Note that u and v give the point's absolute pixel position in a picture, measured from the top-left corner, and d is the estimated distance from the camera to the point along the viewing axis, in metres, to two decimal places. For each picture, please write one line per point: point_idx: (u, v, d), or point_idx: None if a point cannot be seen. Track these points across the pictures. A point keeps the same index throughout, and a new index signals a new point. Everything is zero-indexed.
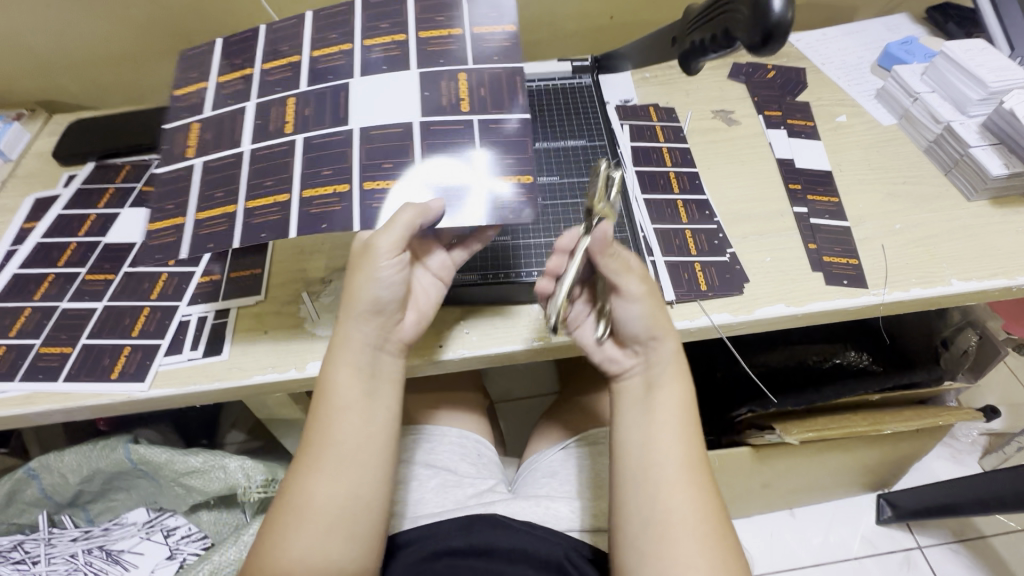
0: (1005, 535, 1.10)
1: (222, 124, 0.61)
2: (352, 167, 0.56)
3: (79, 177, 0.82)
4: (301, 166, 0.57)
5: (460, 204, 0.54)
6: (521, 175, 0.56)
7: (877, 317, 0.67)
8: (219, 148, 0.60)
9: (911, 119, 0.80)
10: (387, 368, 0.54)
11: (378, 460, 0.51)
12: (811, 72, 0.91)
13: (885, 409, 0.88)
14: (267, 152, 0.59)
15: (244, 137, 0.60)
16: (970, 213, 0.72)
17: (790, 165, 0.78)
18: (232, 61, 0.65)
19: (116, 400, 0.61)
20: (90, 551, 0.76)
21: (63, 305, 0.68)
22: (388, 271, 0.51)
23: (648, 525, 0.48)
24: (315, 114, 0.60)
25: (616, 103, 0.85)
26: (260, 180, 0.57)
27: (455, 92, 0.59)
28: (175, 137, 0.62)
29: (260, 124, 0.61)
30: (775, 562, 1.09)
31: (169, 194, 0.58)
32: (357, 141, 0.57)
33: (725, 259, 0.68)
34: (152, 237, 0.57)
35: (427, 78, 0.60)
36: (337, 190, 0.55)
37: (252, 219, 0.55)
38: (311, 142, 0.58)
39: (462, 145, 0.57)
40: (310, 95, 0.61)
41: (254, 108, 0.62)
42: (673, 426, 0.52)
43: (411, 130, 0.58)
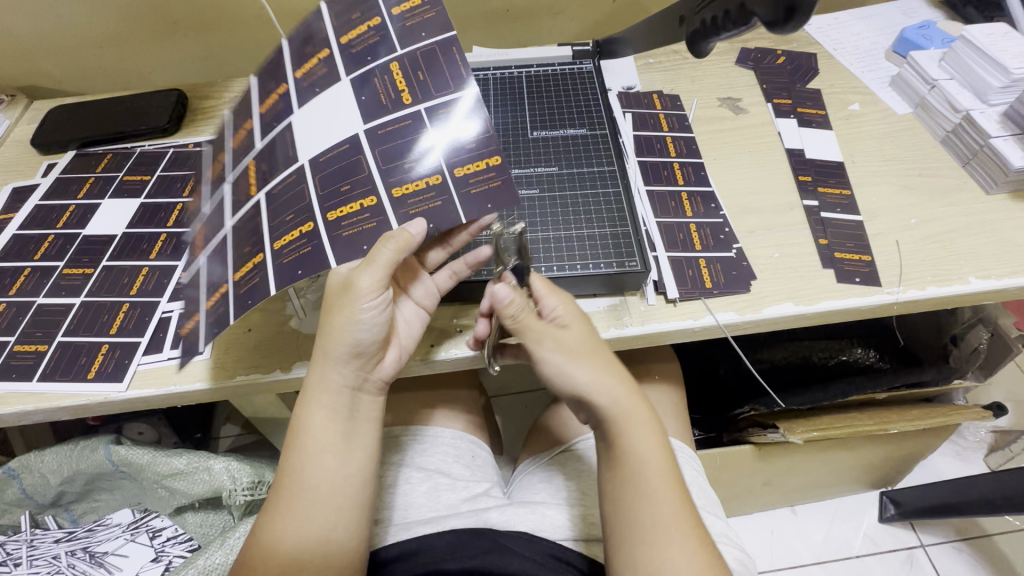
0: (1011, 534, 1.07)
1: (216, 217, 0.56)
2: (310, 199, 0.52)
3: (58, 166, 0.79)
4: (267, 221, 0.53)
5: (433, 209, 0.51)
6: (488, 155, 0.52)
7: (891, 316, 0.63)
8: (210, 241, 0.55)
9: (927, 108, 0.77)
10: (368, 408, 0.52)
11: (352, 504, 0.50)
12: (822, 58, 0.87)
13: (892, 408, 0.85)
14: (245, 221, 0.54)
15: (227, 216, 0.55)
16: (988, 207, 0.69)
17: (800, 155, 0.74)
18: (208, 149, 0.60)
19: (93, 401, 0.59)
20: (73, 553, 0.74)
21: (40, 301, 0.65)
22: (370, 312, 0.48)
23: (636, 553, 0.47)
24: (269, 160, 0.55)
25: (618, 90, 0.81)
26: (241, 248, 0.52)
27: (392, 87, 0.54)
28: (186, 244, 0.57)
29: (234, 197, 0.55)
30: (774, 560, 1.05)
31: (184, 298, 0.54)
32: (309, 173, 0.53)
33: (731, 254, 0.65)
34: (181, 339, 0.53)
35: (359, 83, 0.54)
36: (303, 229, 0.51)
37: (238, 290, 0.51)
38: (273, 193, 0.53)
39: (415, 141, 0.53)
40: (262, 146, 0.55)
41: (228, 185, 0.56)
42: (643, 451, 0.50)
43: (359, 143, 0.53)
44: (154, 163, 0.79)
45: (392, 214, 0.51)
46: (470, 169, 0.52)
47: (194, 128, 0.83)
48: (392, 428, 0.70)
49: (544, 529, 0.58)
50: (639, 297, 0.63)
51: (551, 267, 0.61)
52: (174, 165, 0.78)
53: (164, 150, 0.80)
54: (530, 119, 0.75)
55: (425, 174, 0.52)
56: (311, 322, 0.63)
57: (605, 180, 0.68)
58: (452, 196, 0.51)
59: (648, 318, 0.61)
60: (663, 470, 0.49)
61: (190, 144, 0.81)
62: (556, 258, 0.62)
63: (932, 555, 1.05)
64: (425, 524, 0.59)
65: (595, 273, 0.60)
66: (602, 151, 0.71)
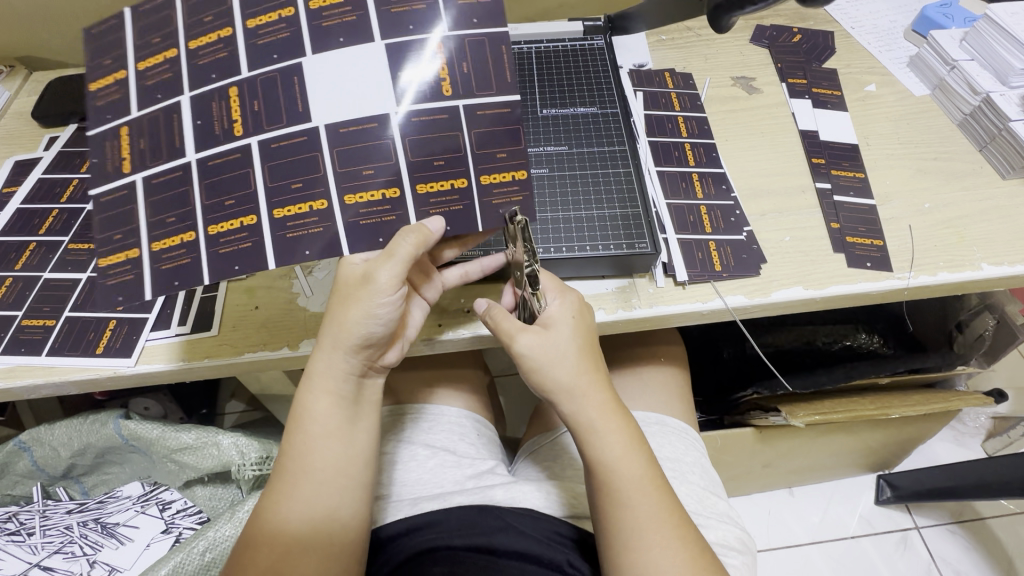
0: (1005, 518, 1.08)
1: (153, 128, 0.53)
2: (327, 175, 0.51)
3: (60, 139, 0.78)
4: (263, 177, 0.51)
5: (452, 212, 0.53)
6: (516, 169, 0.54)
7: (900, 302, 0.63)
8: (152, 164, 0.52)
9: (946, 89, 0.75)
10: (370, 391, 0.53)
11: (356, 483, 0.51)
12: (839, 37, 0.85)
13: (894, 392, 0.85)
14: (216, 162, 0.52)
15: (186, 146, 0.52)
16: (1004, 193, 0.68)
17: (814, 138, 0.73)
18: (149, 39, 0.53)
19: (101, 376, 0.59)
20: (84, 524, 0.75)
21: (46, 275, 0.65)
22: (386, 308, 0.49)
23: (621, 556, 0.48)
24: (266, 108, 0.52)
25: (629, 68, 0.79)
26: (218, 198, 0.51)
27: (433, 68, 0.52)
28: (107, 150, 0.53)
29: (201, 126, 0.52)
30: (771, 539, 1.07)
31: (114, 219, 0.52)
32: (325, 143, 0.51)
33: (741, 237, 0.65)
34: (105, 275, 0.52)
35: (394, 51, 0.52)
36: (313, 206, 0.51)
37: (219, 247, 0.51)
38: (267, 146, 0.51)
39: (450, 138, 0.53)
40: (255, 82, 0.52)
41: (189, 104, 0.52)
42: (619, 448, 0.49)
43: (388, 124, 0.52)
44: None
45: (413, 210, 0.52)
46: (498, 177, 0.53)
47: None
48: (396, 406, 0.71)
49: (547, 507, 0.59)
50: (647, 279, 0.62)
51: (552, 249, 0.61)
52: None
53: None
54: (539, 96, 0.73)
55: (453, 174, 0.53)
56: (317, 300, 0.63)
57: (615, 160, 0.67)
58: (473, 202, 0.53)
59: (657, 300, 0.61)
60: (639, 472, 0.49)
61: None
62: (562, 239, 0.61)
63: (927, 537, 1.06)
64: (432, 499, 0.60)
65: (603, 255, 0.60)
66: (612, 130, 0.69)
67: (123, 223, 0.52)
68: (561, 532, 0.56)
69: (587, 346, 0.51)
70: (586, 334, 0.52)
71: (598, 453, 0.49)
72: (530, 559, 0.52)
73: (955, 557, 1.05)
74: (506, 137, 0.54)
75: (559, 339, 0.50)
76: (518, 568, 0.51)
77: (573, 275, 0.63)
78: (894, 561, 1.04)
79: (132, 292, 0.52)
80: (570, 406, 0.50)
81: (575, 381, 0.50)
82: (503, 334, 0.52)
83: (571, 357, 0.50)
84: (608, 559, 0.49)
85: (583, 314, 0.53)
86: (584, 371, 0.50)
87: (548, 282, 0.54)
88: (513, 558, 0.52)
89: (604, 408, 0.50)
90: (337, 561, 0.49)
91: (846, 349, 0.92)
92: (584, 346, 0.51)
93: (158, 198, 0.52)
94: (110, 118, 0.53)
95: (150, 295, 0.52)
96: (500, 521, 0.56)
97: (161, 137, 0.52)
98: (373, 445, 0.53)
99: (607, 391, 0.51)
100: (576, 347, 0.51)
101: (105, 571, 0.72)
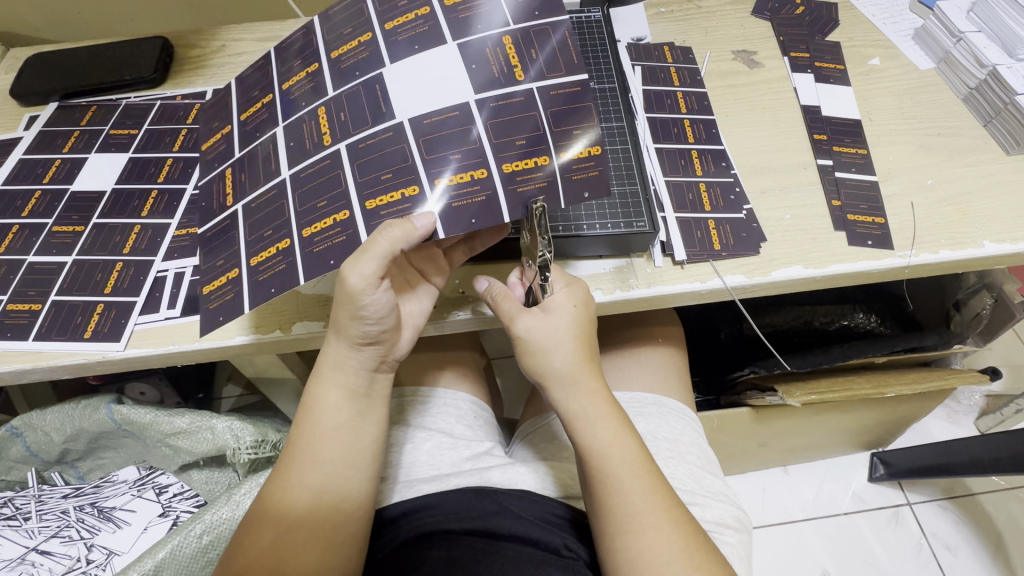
0: (995, 493, 1.09)
1: (252, 162, 0.56)
2: (417, 163, 0.49)
3: (41, 119, 0.75)
4: (352, 176, 0.50)
5: (541, 189, 0.49)
6: (592, 144, 0.50)
7: (900, 281, 0.63)
8: (252, 189, 0.55)
9: (951, 63, 0.74)
10: (383, 385, 0.53)
11: (365, 473, 0.51)
12: (843, 9, 0.82)
13: (890, 372, 0.84)
14: (309, 172, 0.52)
15: (280, 165, 0.54)
16: (1008, 168, 0.67)
17: (816, 113, 0.71)
18: (251, 93, 0.60)
19: (90, 360, 0.58)
20: (81, 508, 0.75)
21: (31, 259, 0.63)
22: (375, 306, 0.47)
23: (612, 544, 0.48)
24: (351, 116, 0.53)
25: (627, 42, 0.77)
26: (310, 203, 0.51)
27: (505, 60, 0.51)
28: (215, 189, 0.57)
29: (294, 147, 0.54)
30: (765, 517, 1.08)
31: (219, 247, 0.54)
32: (410, 134, 0.50)
33: (741, 216, 0.63)
34: (208, 299, 0.53)
35: (466, 50, 0.52)
36: (406, 194, 0.49)
37: (313, 246, 0.49)
38: (355, 147, 0.51)
39: (525, 118, 0.50)
40: (341, 98, 0.54)
41: (283, 133, 0.56)
42: (609, 440, 0.49)
43: (471, 111, 0.50)
44: (142, 116, 0.75)
45: (502, 189, 0.49)
46: (578, 153, 0.50)
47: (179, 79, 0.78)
48: (398, 390, 0.70)
49: (543, 488, 0.59)
50: (646, 258, 0.61)
51: (595, 227, 0.59)
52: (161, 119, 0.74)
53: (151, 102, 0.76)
54: None
55: (532, 152, 0.50)
56: None
57: (616, 137, 0.65)
58: (557, 179, 0.50)
59: (655, 280, 0.60)
60: (630, 457, 0.49)
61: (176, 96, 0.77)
62: (600, 216, 0.60)
63: (918, 513, 1.08)
64: (431, 481, 0.59)
65: (634, 232, 0.58)
66: (610, 106, 0.67)
67: (227, 248, 0.54)
68: (559, 514, 0.57)
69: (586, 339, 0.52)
70: (585, 324, 0.52)
71: (589, 439, 0.50)
72: (530, 542, 0.53)
73: (946, 532, 1.06)
74: (578, 114, 0.51)
75: (551, 328, 0.50)
76: (516, 550, 0.51)
77: (572, 257, 0.61)
78: (885, 536, 1.06)
79: (231, 308, 0.51)
80: (561, 393, 0.51)
81: (569, 367, 0.50)
82: (503, 314, 0.51)
83: (565, 346, 0.50)
84: (599, 545, 0.49)
85: (587, 303, 0.52)
86: (576, 360, 0.50)
87: (556, 273, 0.54)
88: (513, 541, 0.52)
89: (594, 395, 0.51)
90: (341, 547, 0.49)
91: (843, 329, 0.91)
92: (579, 335, 0.51)
93: (257, 216, 0.53)
94: (216, 166, 0.58)
95: (249, 308, 0.51)
96: (498, 503, 0.56)
97: (254, 166, 0.56)
98: (380, 437, 0.52)
99: (599, 379, 0.51)
100: (571, 336, 0.51)
101: (104, 554, 0.73)
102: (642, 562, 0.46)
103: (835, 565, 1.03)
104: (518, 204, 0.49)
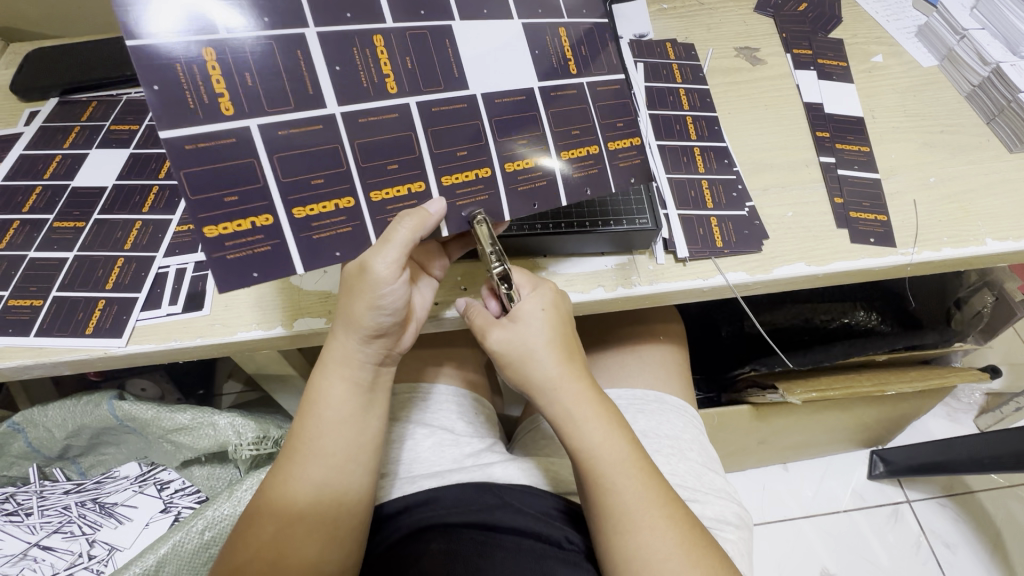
0: (995, 491, 1.10)
1: (267, 66, 0.45)
2: (488, 144, 0.52)
3: (41, 114, 0.75)
4: (427, 143, 0.50)
5: (593, 176, 0.56)
6: (632, 136, 0.58)
7: (902, 278, 0.63)
8: (273, 110, 0.45)
9: (954, 60, 0.73)
10: (385, 379, 0.53)
11: (365, 468, 0.51)
12: (846, 5, 0.82)
13: (891, 369, 0.84)
14: (370, 120, 0.48)
15: (325, 96, 0.47)
16: (1010, 166, 0.67)
17: (819, 110, 0.71)
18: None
19: (93, 356, 0.58)
20: (83, 504, 0.76)
21: (31, 255, 0.63)
22: (391, 297, 0.47)
23: (613, 541, 0.47)
24: (422, 67, 0.50)
25: (629, 38, 0.76)
26: (379, 161, 0.49)
27: (562, 52, 0.56)
28: (185, 77, 0.43)
29: (342, 73, 0.47)
30: (765, 514, 1.08)
31: (219, 173, 0.44)
32: (485, 110, 0.52)
33: (743, 213, 0.63)
34: (223, 248, 0.44)
35: (532, 32, 0.54)
36: (479, 173, 0.52)
37: (385, 214, 0.49)
38: (429, 109, 0.50)
39: (579, 110, 0.56)
40: (403, 36, 0.49)
41: (319, 42, 0.46)
42: (599, 446, 0.49)
43: (535, 98, 0.54)
44: (142, 111, 0.75)
45: (504, 189, 0.53)
46: (620, 143, 0.57)
47: None
48: (398, 386, 0.70)
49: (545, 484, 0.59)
50: (647, 256, 0.61)
51: (610, 221, 0.59)
52: None
53: None
54: None
55: (531, 154, 0.54)
56: (310, 279, 0.61)
57: None
58: (605, 167, 0.56)
59: (657, 277, 0.60)
60: (623, 457, 0.49)
61: None
62: (612, 207, 0.60)
63: (918, 510, 1.08)
64: (430, 477, 0.59)
65: (644, 229, 0.58)
66: None
67: (240, 181, 0.45)
68: (558, 508, 0.57)
69: (564, 341, 0.51)
70: (561, 325, 0.51)
71: (577, 441, 0.49)
72: (531, 536, 0.53)
73: (945, 530, 1.06)
74: (619, 109, 0.58)
75: (528, 332, 0.50)
76: (516, 542, 0.51)
77: (570, 254, 0.61)
78: (885, 534, 1.06)
79: (271, 264, 0.46)
80: (548, 398, 0.50)
81: (550, 373, 0.49)
82: (477, 330, 0.52)
83: (545, 352, 0.49)
84: (600, 541, 0.49)
85: (557, 305, 0.52)
86: (558, 362, 0.50)
87: (521, 276, 0.52)
88: (513, 534, 0.52)
89: (579, 397, 0.50)
90: (343, 541, 0.49)
91: (844, 327, 0.91)
92: (557, 337, 0.50)
93: (288, 153, 0.46)
94: (177, 32, 0.42)
95: (303, 269, 0.47)
96: (497, 497, 0.56)
97: (271, 74, 0.45)
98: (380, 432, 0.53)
99: (585, 380, 0.51)
100: (550, 340, 0.50)
101: (105, 549, 0.73)
102: (638, 561, 0.46)
103: (834, 563, 1.03)
104: (518, 203, 0.53)
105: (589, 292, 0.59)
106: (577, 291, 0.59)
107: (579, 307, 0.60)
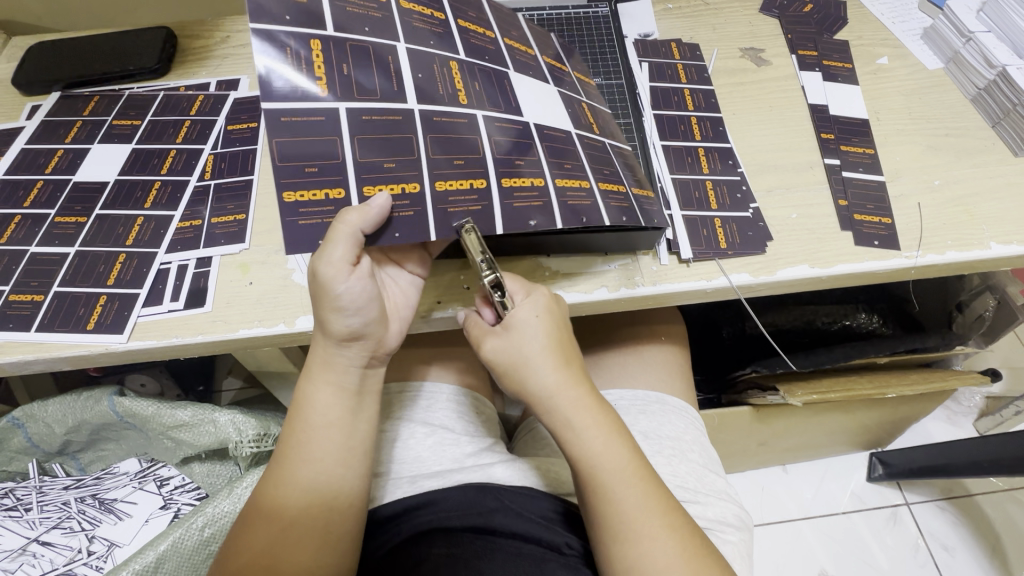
0: (994, 495, 1.10)
1: (360, 57, 0.48)
2: (541, 160, 0.53)
3: (43, 108, 0.74)
4: (490, 147, 0.51)
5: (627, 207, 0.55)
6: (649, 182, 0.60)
7: (907, 281, 0.63)
8: (363, 98, 0.47)
9: (960, 62, 0.73)
10: (373, 381, 0.53)
11: (356, 473, 0.51)
12: (852, 7, 0.81)
13: (891, 372, 0.84)
14: (444, 119, 0.50)
15: (408, 94, 0.49)
16: (1016, 170, 0.67)
17: (824, 112, 0.71)
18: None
19: (94, 352, 0.58)
20: (82, 500, 0.75)
21: (32, 250, 0.63)
22: (352, 295, 0.46)
23: (611, 548, 0.48)
24: (487, 90, 0.54)
25: (634, 39, 0.76)
26: (446, 155, 0.49)
27: (585, 115, 0.60)
28: (293, 59, 0.45)
29: (423, 80, 0.51)
30: (763, 515, 1.08)
31: (308, 146, 0.45)
32: (535, 137, 0.54)
33: (748, 214, 0.63)
34: (299, 214, 0.45)
35: (563, 80, 0.60)
36: (535, 181, 0.52)
37: (447, 203, 0.48)
38: (493, 121, 0.52)
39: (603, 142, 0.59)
40: (474, 69, 0.54)
41: (407, 56, 0.51)
42: (598, 453, 0.49)
43: (531, 116, 0.55)
44: (145, 107, 0.74)
45: (557, 199, 0.52)
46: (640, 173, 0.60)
47: (186, 70, 0.78)
48: (396, 385, 0.70)
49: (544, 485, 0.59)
50: (652, 256, 0.61)
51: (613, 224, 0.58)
52: (165, 110, 0.74)
53: (155, 93, 0.76)
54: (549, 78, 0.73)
55: (530, 164, 0.53)
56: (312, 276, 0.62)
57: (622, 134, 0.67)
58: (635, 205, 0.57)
59: (659, 278, 0.60)
60: (623, 463, 0.49)
61: (180, 87, 0.76)
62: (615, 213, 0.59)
63: (916, 513, 1.08)
64: (430, 477, 0.59)
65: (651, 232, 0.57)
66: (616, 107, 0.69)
67: (324, 156, 0.46)
68: (558, 511, 0.57)
69: (561, 345, 0.50)
70: (556, 328, 0.50)
71: (577, 448, 0.49)
72: (530, 541, 0.53)
73: (944, 533, 1.06)
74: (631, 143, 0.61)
75: (523, 340, 0.49)
76: (516, 547, 0.51)
77: (571, 255, 0.61)
78: (883, 536, 1.06)
79: None
80: (545, 405, 0.50)
81: (546, 379, 0.49)
82: (473, 339, 0.52)
83: (539, 358, 0.49)
84: (599, 548, 0.49)
85: (552, 310, 0.51)
86: (555, 368, 0.49)
87: (513, 282, 0.52)
88: (512, 539, 0.52)
89: (578, 403, 0.49)
90: (335, 547, 0.49)
91: (845, 330, 0.91)
92: (553, 342, 0.50)
93: (371, 136, 0.47)
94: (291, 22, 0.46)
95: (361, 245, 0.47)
96: (499, 499, 0.56)
97: (362, 68, 0.48)
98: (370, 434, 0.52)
99: (584, 385, 0.50)
100: (545, 344, 0.49)
101: (104, 545, 0.73)
102: (641, 569, 0.46)
103: (832, 564, 1.03)
104: (569, 216, 0.52)
105: (590, 292, 0.59)
106: (579, 291, 0.59)
107: (580, 308, 0.60)
